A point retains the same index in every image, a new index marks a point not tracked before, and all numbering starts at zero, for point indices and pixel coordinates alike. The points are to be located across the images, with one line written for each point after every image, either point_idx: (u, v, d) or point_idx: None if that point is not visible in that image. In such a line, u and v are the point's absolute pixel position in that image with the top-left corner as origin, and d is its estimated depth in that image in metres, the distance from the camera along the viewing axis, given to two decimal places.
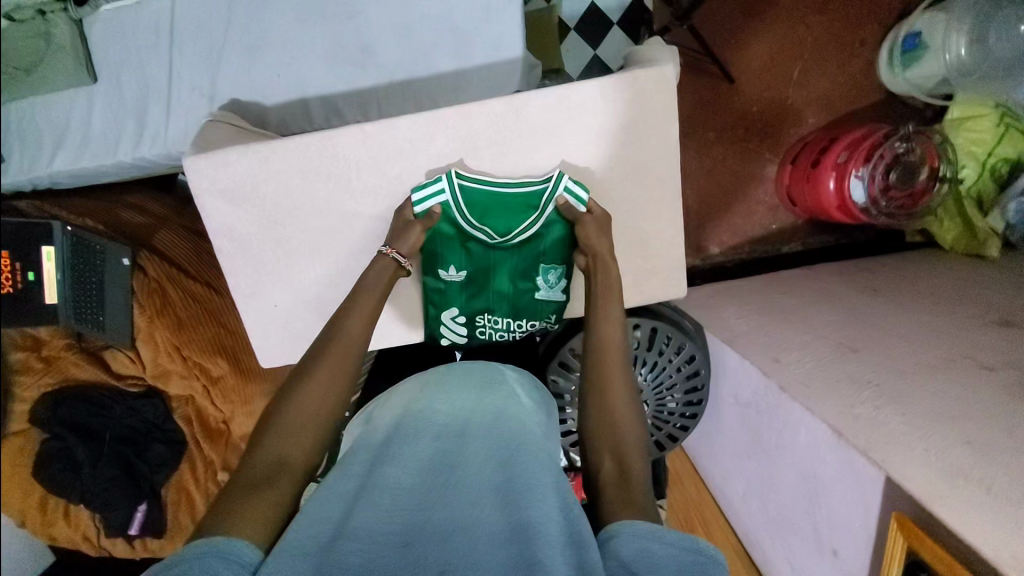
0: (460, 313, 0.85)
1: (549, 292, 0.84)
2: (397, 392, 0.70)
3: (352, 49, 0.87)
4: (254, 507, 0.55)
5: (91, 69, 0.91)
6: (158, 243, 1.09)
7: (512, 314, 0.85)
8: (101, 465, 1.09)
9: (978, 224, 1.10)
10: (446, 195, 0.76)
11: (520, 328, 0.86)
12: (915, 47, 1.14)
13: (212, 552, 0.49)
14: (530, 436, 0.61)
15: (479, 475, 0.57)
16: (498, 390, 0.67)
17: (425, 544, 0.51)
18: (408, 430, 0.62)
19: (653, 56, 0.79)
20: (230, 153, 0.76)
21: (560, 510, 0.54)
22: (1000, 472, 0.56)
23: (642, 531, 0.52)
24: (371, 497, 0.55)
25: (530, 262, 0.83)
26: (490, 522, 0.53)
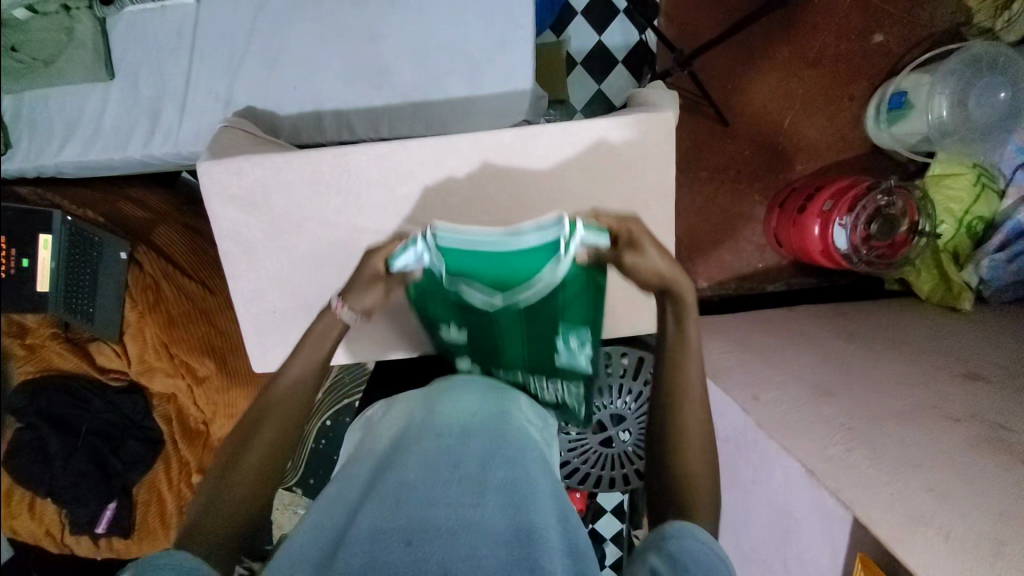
0: (471, 363, 0.80)
1: (571, 355, 0.77)
2: (402, 404, 0.73)
3: (368, 69, 0.91)
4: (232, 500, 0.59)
5: (109, 67, 0.93)
6: (157, 239, 1.09)
7: (530, 369, 0.79)
8: (73, 459, 1.08)
9: (953, 277, 1.15)
10: (425, 259, 0.66)
11: (541, 382, 0.80)
12: (901, 106, 1.21)
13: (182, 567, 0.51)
14: (528, 447, 0.65)
15: (479, 476, 0.59)
16: (499, 402, 0.71)
17: (428, 544, 0.53)
18: (411, 438, 0.64)
19: (654, 101, 0.84)
20: (242, 161, 0.78)
21: (558, 521, 0.59)
22: (959, 519, 0.59)
23: (677, 532, 0.54)
24: (376, 500, 0.57)
25: (552, 334, 0.74)
26: (491, 522, 0.55)
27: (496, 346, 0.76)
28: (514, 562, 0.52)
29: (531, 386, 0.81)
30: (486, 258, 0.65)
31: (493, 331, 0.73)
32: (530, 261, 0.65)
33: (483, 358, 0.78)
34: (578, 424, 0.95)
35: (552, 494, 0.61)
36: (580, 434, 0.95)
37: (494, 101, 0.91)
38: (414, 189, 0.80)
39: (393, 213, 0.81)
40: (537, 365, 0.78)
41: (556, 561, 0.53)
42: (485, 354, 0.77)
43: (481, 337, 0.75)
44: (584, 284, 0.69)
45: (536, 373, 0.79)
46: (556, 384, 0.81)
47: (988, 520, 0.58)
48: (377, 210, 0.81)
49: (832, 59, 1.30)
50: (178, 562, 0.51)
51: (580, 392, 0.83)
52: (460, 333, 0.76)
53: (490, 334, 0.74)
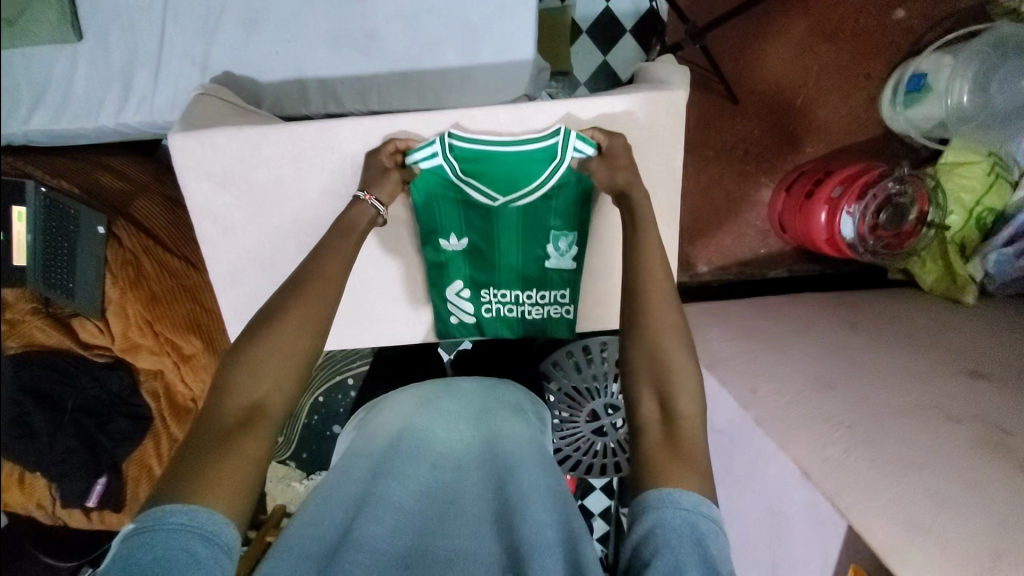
0: (465, 287, 0.84)
1: (559, 260, 0.80)
2: (395, 404, 0.72)
3: (357, 34, 0.85)
4: (229, 459, 0.53)
5: (76, 26, 0.85)
6: (136, 212, 1.05)
7: (521, 286, 0.83)
8: (60, 435, 1.05)
9: (959, 270, 1.12)
10: (440, 159, 0.72)
11: (528, 300, 0.84)
12: (919, 88, 1.15)
13: (189, 527, 0.48)
14: (528, 456, 0.64)
15: (476, 507, 0.60)
16: (498, 414, 0.70)
17: (426, 570, 0.53)
18: (409, 451, 0.65)
19: (662, 78, 0.79)
20: (217, 134, 0.72)
21: (557, 513, 0.58)
22: (954, 527, 0.58)
23: (654, 501, 0.52)
24: (376, 512, 0.57)
25: (540, 229, 0.78)
26: (486, 548, 0.56)
27: (491, 257, 0.81)
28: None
29: (522, 309, 0.85)
30: (491, 160, 0.72)
31: (492, 234, 0.79)
32: (531, 164, 0.72)
33: (479, 276, 0.83)
34: (571, 409, 0.94)
35: (549, 489, 0.60)
36: (572, 419, 0.94)
37: (491, 73, 0.85)
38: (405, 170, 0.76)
39: None
40: (530, 279, 0.82)
41: (551, 561, 0.52)
42: (481, 270, 0.82)
43: (480, 231, 0.79)
44: (574, 193, 0.75)
45: (527, 293, 0.83)
46: (545, 300, 0.83)
47: (985, 530, 0.58)
48: None
49: (849, 34, 1.23)
50: (187, 520, 0.48)
51: (568, 317, 0.84)
52: (460, 245, 0.81)
53: (488, 242, 0.80)
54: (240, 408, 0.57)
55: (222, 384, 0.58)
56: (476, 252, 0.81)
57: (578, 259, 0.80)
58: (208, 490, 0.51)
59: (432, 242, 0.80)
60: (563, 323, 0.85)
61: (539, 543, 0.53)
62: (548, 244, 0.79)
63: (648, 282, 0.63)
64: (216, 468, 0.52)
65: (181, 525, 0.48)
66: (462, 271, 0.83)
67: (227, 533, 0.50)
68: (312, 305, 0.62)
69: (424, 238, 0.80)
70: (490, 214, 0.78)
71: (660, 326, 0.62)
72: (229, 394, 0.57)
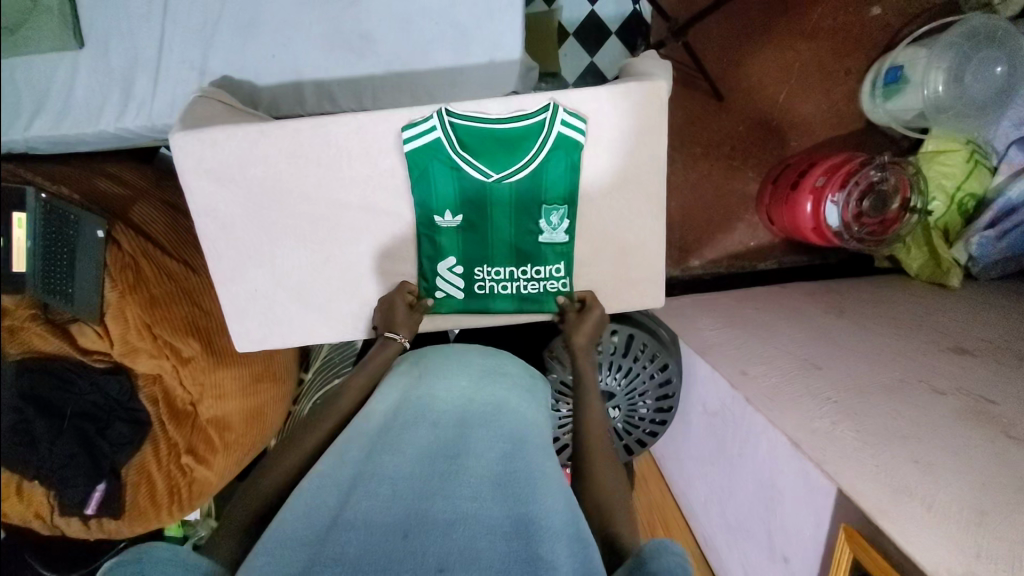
0: (458, 262, 0.84)
1: (552, 235, 0.82)
2: (393, 381, 0.75)
3: (351, 36, 0.87)
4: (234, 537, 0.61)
5: (78, 36, 0.88)
6: (135, 217, 1.07)
7: (515, 262, 0.84)
8: (60, 442, 1.05)
9: (943, 254, 1.15)
10: (438, 133, 0.75)
11: (523, 276, 0.85)
12: (897, 80, 1.19)
13: (176, 560, 0.51)
14: (527, 434, 0.67)
15: (476, 469, 0.60)
16: (498, 382, 0.74)
17: (424, 537, 0.53)
18: (404, 422, 0.66)
19: (644, 70, 0.81)
20: (218, 133, 0.74)
21: (565, 506, 0.58)
22: (940, 488, 0.60)
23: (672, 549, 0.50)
24: (368, 488, 0.57)
25: (533, 203, 0.80)
26: (489, 515, 0.56)
27: (485, 233, 0.82)
28: (514, 554, 0.52)
29: (516, 286, 0.85)
30: (486, 137, 0.76)
31: (485, 208, 0.80)
32: (521, 141, 0.76)
33: (472, 251, 0.83)
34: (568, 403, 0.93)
35: (552, 479, 0.61)
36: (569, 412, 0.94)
37: (482, 71, 0.87)
38: (398, 163, 0.78)
39: (376, 187, 0.79)
40: (524, 255, 0.84)
41: (560, 549, 0.53)
42: (475, 245, 0.83)
43: (474, 206, 0.80)
44: (564, 166, 0.78)
45: (522, 269, 0.84)
46: (539, 276, 0.85)
47: (970, 490, 0.59)
48: (360, 184, 0.79)
49: (828, 32, 1.27)
50: (173, 555, 0.51)
51: (562, 291, 0.85)
52: (453, 223, 0.81)
53: (482, 217, 0.81)
54: (256, 500, 0.65)
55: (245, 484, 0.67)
56: (469, 230, 0.82)
57: (569, 232, 0.82)
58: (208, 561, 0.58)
59: (428, 217, 0.81)
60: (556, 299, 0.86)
61: (547, 530, 0.54)
62: (543, 217, 0.81)
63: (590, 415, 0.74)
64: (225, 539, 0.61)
65: (168, 557, 0.51)
66: (455, 248, 0.83)
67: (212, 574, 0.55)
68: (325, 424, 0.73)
69: (420, 217, 0.81)
70: (485, 190, 0.79)
71: (596, 441, 0.70)
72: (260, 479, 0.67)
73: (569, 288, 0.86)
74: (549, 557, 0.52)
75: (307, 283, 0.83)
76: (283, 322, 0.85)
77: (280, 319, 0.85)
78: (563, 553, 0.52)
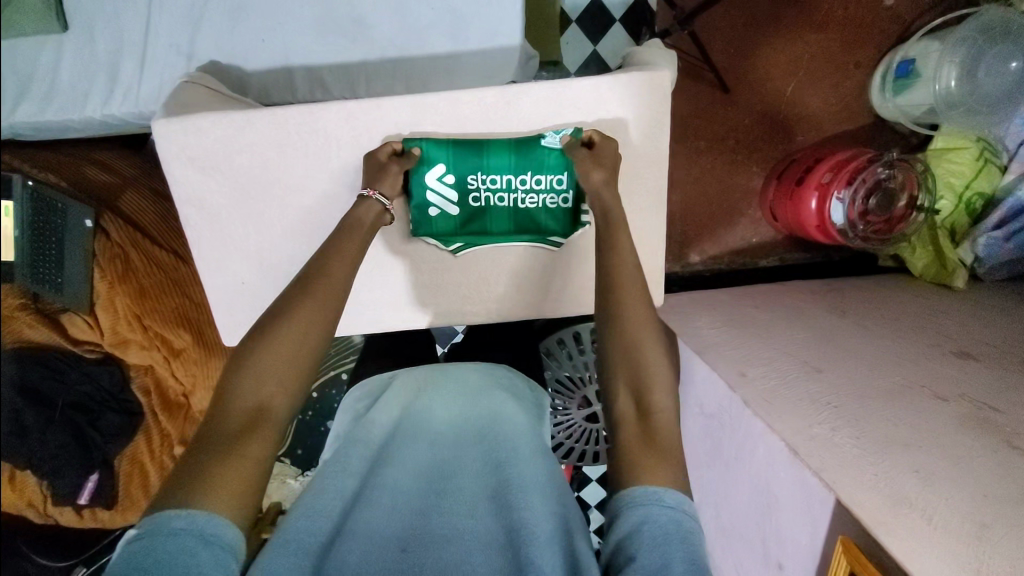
0: (449, 171, 0.75)
1: (556, 138, 0.74)
2: (397, 389, 0.73)
3: (344, 22, 0.84)
4: (233, 465, 0.52)
5: (61, 17, 0.85)
6: (124, 206, 1.04)
7: (514, 169, 0.75)
8: (51, 432, 1.01)
9: (949, 255, 1.12)
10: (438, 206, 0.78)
11: (522, 185, 0.76)
12: (907, 73, 1.16)
13: (190, 531, 0.47)
14: (522, 441, 0.65)
15: (472, 484, 0.61)
16: (495, 394, 0.71)
17: (425, 549, 0.53)
18: (405, 438, 0.65)
19: (649, 60, 0.79)
20: (203, 121, 0.72)
21: (553, 515, 0.58)
22: (939, 500, 0.59)
23: (641, 498, 0.52)
24: (371, 502, 0.57)
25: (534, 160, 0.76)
26: (485, 529, 0.56)
27: (482, 158, 0.74)
28: (508, 566, 0.53)
29: (514, 198, 0.77)
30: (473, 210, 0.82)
31: (483, 149, 0.74)
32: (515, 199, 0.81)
33: (468, 221, 0.79)
34: (564, 399, 0.92)
35: (546, 484, 0.61)
36: (566, 410, 0.92)
37: (478, 59, 0.85)
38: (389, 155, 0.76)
39: None
40: (524, 228, 0.79)
41: (549, 554, 0.53)
42: (471, 218, 0.79)
43: (470, 167, 0.75)
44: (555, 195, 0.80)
45: (521, 178, 0.76)
46: (540, 186, 0.76)
47: (970, 501, 0.59)
48: (351, 176, 0.76)
49: (839, 23, 1.24)
50: (188, 524, 0.48)
51: (564, 206, 0.78)
52: (449, 186, 0.76)
53: (476, 153, 0.74)
54: (244, 412, 0.56)
55: (227, 390, 0.57)
56: (469, 203, 0.78)
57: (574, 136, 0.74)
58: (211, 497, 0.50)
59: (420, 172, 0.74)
60: (558, 215, 0.78)
61: (538, 534, 0.54)
62: (542, 139, 0.74)
63: (632, 341, 0.61)
64: (221, 471, 0.52)
65: (183, 529, 0.47)
66: (446, 158, 0.74)
67: (227, 528, 0.49)
68: (311, 320, 0.61)
69: (415, 137, 0.74)
70: (482, 145, 0.74)
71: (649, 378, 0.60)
72: (232, 400, 0.56)
73: (574, 204, 0.78)
74: (539, 561, 0.51)
75: (297, 277, 0.81)
76: None
77: None
78: (553, 559, 0.53)
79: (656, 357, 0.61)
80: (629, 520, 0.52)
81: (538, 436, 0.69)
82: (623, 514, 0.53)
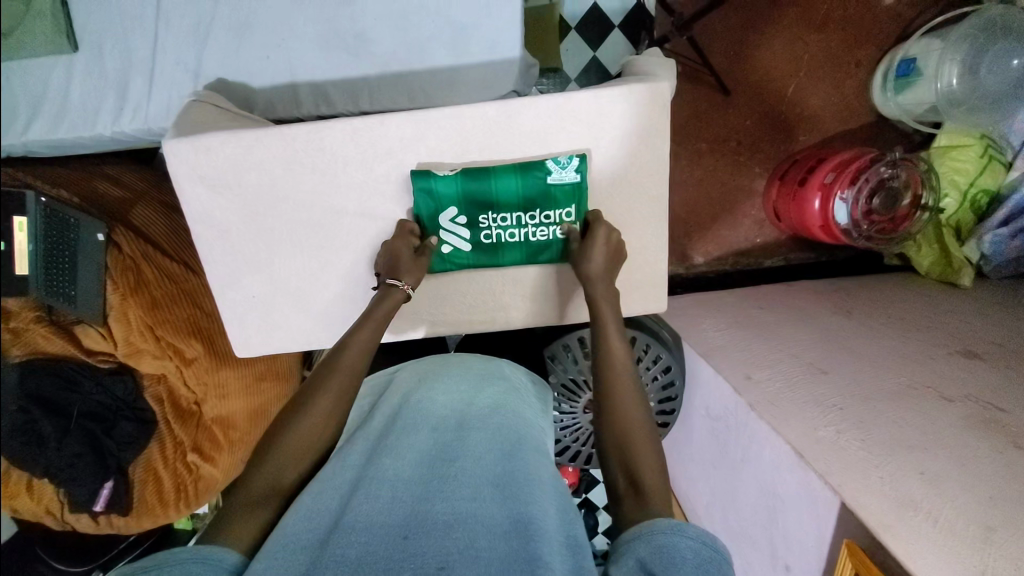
0: (460, 212, 0.78)
1: (561, 175, 0.75)
2: (397, 389, 0.75)
3: (346, 36, 0.86)
4: (250, 519, 0.59)
5: (71, 37, 0.87)
6: (135, 219, 1.07)
7: (522, 207, 0.77)
8: (67, 440, 1.04)
9: (954, 253, 1.12)
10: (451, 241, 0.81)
11: (532, 222, 0.78)
12: (908, 73, 1.16)
13: (197, 558, 0.52)
14: (526, 437, 0.67)
15: (475, 468, 0.61)
16: (497, 387, 0.74)
17: (424, 536, 0.53)
18: (404, 426, 0.66)
19: (648, 68, 0.80)
20: (211, 138, 0.74)
21: (559, 515, 0.59)
22: (946, 504, 0.59)
23: (661, 528, 0.54)
24: (370, 490, 0.58)
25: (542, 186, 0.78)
26: (489, 516, 0.56)
27: (491, 199, 0.77)
28: (513, 552, 0.52)
29: (526, 233, 0.79)
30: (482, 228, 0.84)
31: (489, 186, 0.76)
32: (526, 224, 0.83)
33: (482, 257, 0.81)
34: (571, 402, 0.91)
35: (550, 484, 0.61)
36: (572, 412, 0.91)
37: (480, 70, 0.86)
38: (394, 167, 0.77)
39: (372, 192, 0.78)
40: (535, 255, 0.81)
41: (556, 552, 0.53)
42: (484, 251, 0.80)
43: (479, 205, 0.77)
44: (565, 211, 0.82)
45: (530, 214, 0.78)
46: (550, 220, 0.78)
47: (977, 505, 0.59)
48: (356, 189, 0.78)
49: (839, 23, 1.24)
50: (193, 554, 0.53)
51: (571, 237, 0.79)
52: (460, 226, 0.79)
53: (484, 188, 0.76)
54: (263, 482, 0.62)
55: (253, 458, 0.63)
56: (481, 241, 0.80)
57: (580, 171, 0.75)
58: (227, 542, 0.56)
59: (432, 211, 0.77)
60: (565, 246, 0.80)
61: (546, 532, 0.55)
62: (546, 171, 0.75)
63: (620, 407, 0.65)
64: (238, 520, 0.58)
65: (192, 556, 0.52)
66: (455, 198, 0.76)
67: (227, 559, 0.54)
68: (333, 398, 0.67)
69: (418, 172, 0.75)
70: (490, 183, 0.75)
71: (639, 440, 0.63)
72: (256, 470, 0.62)
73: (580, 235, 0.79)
74: (547, 558, 0.51)
75: (304, 288, 0.82)
76: (282, 327, 0.84)
77: (279, 324, 0.84)
78: (559, 557, 0.53)
79: (638, 410, 0.65)
80: (651, 542, 0.53)
81: (541, 433, 0.71)
82: (643, 535, 0.54)
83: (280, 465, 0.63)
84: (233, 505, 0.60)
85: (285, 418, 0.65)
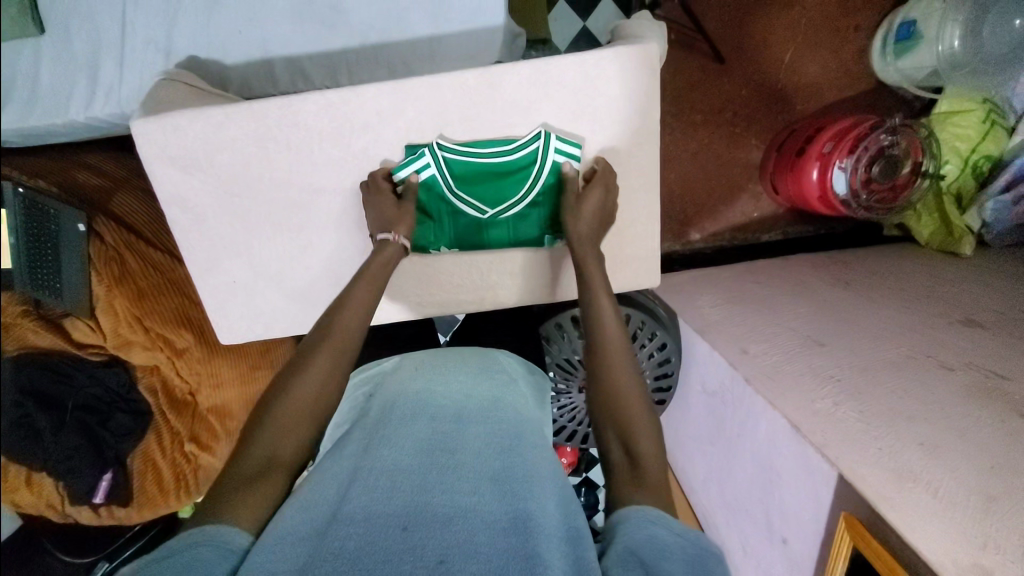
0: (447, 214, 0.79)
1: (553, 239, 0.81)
2: (395, 373, 0.73)
3: (322, 7, 0.82)
4: (252, 495, 0.54)
5: (37, 20, 0.84)
6: (117, 207, 1.04)
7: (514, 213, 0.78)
8: (63, 433, 1.03)
9: (955, 221, 1.09)
10: (433, 169, 0.75)
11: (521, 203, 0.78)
12: (909, 36, 1.12)
13: (203, 539, 0.49)
14: (524, 428, 0.66)
15: (474, 462, 0.59)
16: (497, 376, 0.73)
17: (425, 529, 0.52)
18: (403, 414, 0.64)
19: (637, 32, 0.77)
20: (180, 118, 0.71)
21: (559, 513, 0.57)
22: (946, 475, 0.58)
23: (648, 516, 0.51)
24: (369, 481, 0.56)
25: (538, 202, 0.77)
26: (488, 512, 0.54)
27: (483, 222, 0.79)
28: (512, 549, 0.51)
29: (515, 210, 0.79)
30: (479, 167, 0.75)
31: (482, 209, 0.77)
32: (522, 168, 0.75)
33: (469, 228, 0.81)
34: (568, 381, 0.90)
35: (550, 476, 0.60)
36: (568, 392, 0.91)
37: (462, 40, 0.83)
38: (373, 143, 0.75)
39: (351, 171, 0.76)
40: (522, 241, 0.81)
41: (554, 548, 0.52)
42: (469, 230, 0.80)
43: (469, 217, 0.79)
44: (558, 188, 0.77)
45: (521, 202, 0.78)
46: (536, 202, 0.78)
47: (978, 473, 0.58)
48: (335, 167, 0.75)
49: None
50: (201, 539, 0.49)
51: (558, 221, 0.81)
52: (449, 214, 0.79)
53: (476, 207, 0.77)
54: (262, 457, 0.58)
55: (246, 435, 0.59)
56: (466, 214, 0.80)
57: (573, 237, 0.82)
58: (235, 513, 0.52)
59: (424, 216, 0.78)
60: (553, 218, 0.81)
61: (545, 526, 0.54)
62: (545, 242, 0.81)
63: (609, 347, 0.65)
64: (241, 497, 0.54)
65: (197, 542, 0.49)
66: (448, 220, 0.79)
67: (236, 539, 0.51)
68: (332, 351, 0.65)
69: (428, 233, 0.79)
70: (492, 194, 0.76)
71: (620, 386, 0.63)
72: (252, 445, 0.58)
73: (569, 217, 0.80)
74: (546, 556, 0.50)
75: (287, 272, 0.81)
76: (270, 314, 0.83)
77: (264, 310, 0.83)
78: (557, 553, 0.51)
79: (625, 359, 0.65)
80: (638, 530, 0.50)
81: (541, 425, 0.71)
82: (629, 523, 0.51)
83: (274, 445, 0.59)
84: (227, 487, 0.55)
85: (276, 388, 0.62)
